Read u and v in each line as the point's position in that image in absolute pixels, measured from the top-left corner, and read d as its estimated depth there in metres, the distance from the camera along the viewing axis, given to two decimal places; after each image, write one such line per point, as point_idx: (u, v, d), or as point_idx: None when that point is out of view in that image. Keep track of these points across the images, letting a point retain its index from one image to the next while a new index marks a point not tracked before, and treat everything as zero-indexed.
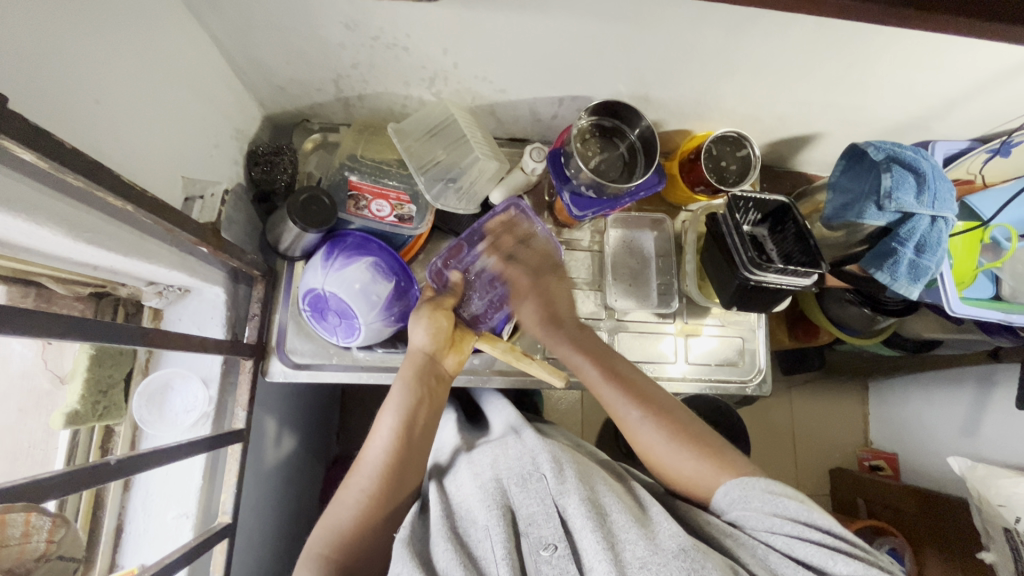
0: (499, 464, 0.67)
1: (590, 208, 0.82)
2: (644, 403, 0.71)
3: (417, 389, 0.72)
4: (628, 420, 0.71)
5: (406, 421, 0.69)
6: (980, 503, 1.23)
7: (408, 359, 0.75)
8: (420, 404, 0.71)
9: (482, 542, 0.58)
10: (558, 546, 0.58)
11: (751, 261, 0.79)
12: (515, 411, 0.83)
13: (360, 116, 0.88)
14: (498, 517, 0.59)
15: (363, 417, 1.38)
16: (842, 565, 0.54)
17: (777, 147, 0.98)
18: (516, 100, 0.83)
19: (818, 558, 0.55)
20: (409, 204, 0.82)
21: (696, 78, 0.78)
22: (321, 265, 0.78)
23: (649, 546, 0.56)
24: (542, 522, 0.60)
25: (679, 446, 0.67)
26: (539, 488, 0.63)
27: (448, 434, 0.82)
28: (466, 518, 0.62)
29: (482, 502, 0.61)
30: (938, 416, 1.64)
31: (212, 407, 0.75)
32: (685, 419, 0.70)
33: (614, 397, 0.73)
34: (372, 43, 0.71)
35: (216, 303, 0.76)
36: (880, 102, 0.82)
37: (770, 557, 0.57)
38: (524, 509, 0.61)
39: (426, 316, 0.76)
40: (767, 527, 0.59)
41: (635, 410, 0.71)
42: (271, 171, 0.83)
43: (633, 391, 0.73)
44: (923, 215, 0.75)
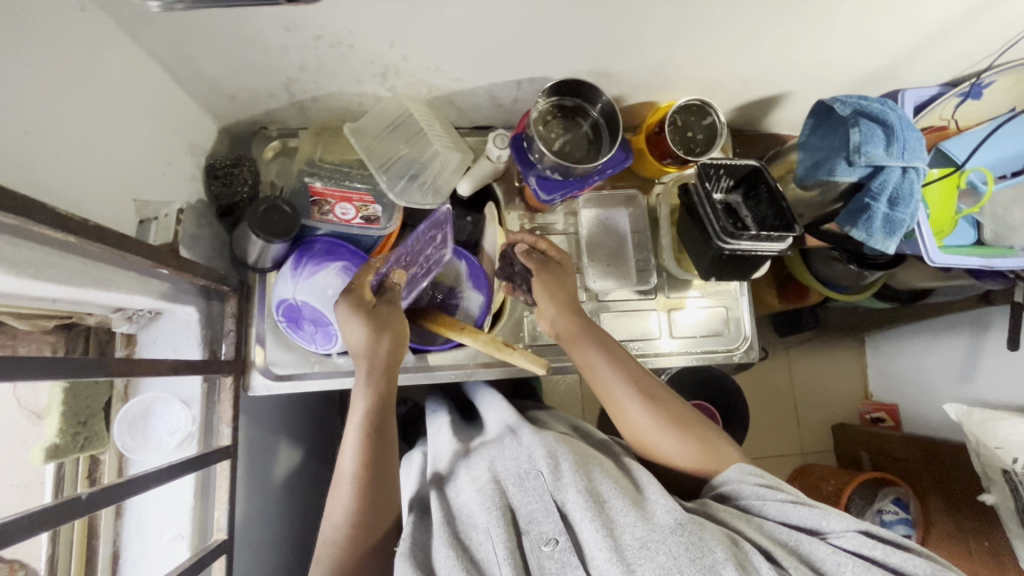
0: (496, 464, 0.67)
1: (557, 191, 0.81)
2: (653, 398, 0.73)
3: (377, 400, 0.69)
4: (637, 418, 0.73)
5: (369, 435, 0.66)
6: (978, 446, 1.24)
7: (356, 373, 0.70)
8: (379, 412, 0.68)
9: (484, 544, 0.58)
10: (560, 540, 0.58)
11: (723, 230, 0.78)
12: (509, 408, 0.83)
13: (318, 118, 0.86)
14: (498, 517, 0.59)
15: None
16: (834, 523, 0.60)
17: (748, 110, 0.96)
18: (473, 87, 0.81)
19: (812, 520, 0.61)
20: (373, 204, 0.80)
21: (654, 48, 0.75)
22: (290, 274, 0.76)
23: (646, 525, 0.58)
24: (542, 519, 0.60)
25: (680, 443, 0.72)
26: (537, 485, 0.63)
27: (443, 438, 0.78)
28: (467, 521, 0.61)
29: (482, 504, 0.61)
30: (935, 365, 1.64)
31: (196, 427, 0.75)
32: (686, 412, 0.74)
33: (626, 398, 0.73)
34: (316, 43, 0.68)
35: (190, 323, 0.76)
36: (845, 54, 0.79)
37: (768, 524, 0.62)
38: (524, 507, 0.61)
39: (371, 321, 0.70)
40: (758, 496, 0.65)
41: (649, 407, 0.73)
42: (230, 184, 0.82)
43: (644, 384, 0.74)
44: (894, 167, 0.74)
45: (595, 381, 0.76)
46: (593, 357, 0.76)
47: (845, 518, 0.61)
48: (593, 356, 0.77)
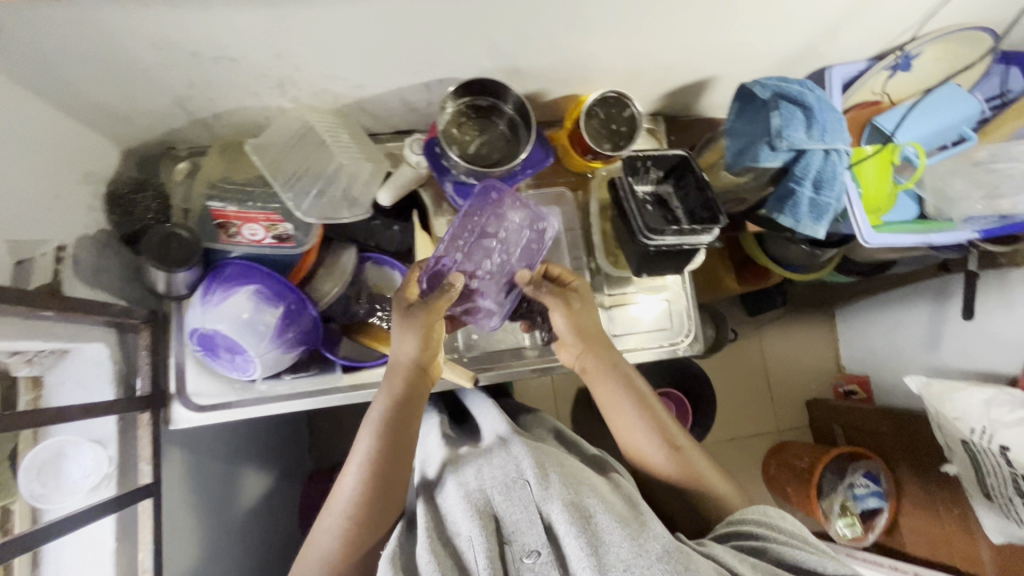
0: (484, 474, 0.69)
1: (475, 196, 0.78)
2: (658, 426, 0.78)
3: (400, 404, 0.72)
4: (641, 442, 0.78)
5: (383, 441, 0.70)
6: (938, 418, 1.23)
7: (394, 372, 0.73)
8: (400, 420, 0.71)
9: (468, 553, 0.61)
10: (541, 552, 0.61)
11: (646, 226, 0.76)
12: (503, 417, 0.83)
13: (226, 135, 0.82)
14: (480, 526, 0.62)
15: (332, 429, 1.37)
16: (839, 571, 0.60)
17: (677, 96, 0.93)
18: (380, 93, 0.77)
19: (817, 564, 0.61)
20: (282, 223, 0.76)
21: (560, 41, 0.72)
22: (200, 302, 0.74)
23: (634, 547, 0.57)
24: (526, 530, 0.63)
25: (674, 473, 0.77)
26: (522, 495, 0.65)
27: (432, 443, 0.83)
28: (453, 529, 0.64)
29: (467, 513, 0.63)
30: (900, 336, 1.63)
31: (113, 467, 0.73)
32: (688, 443, 0.79)
33: (633, 424, 0.78)
34: (196, 60, 0.64)
35: (99, 360, 0.73)
36: (763, 35, 0.76)
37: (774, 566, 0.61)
38: (509, 517, 0.64)
39: (420, 329, 0.72)
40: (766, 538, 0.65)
41: (648, 434, 0.78)
42: (132, 212, 0.79)
43: (652, 409, 0.79)
44: (815, 150, 0.72)
45: (602, 405, 0.81)
46: (609, 384, 0.80)
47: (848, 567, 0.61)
48: (612, 387, 0.80)
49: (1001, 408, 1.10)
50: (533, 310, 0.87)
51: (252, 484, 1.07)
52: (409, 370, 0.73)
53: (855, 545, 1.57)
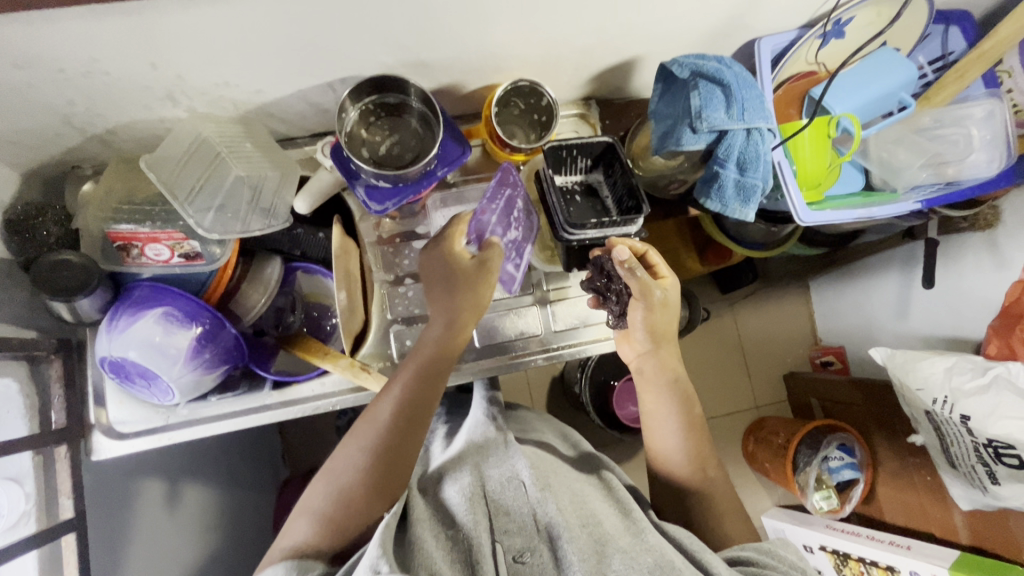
0: (487, 468, 0.70)
1: (389, 199, 0.75)
2: (693, 426, 0.76)
3: (424, 374, 0.69)
4: (669, 428, 0.76)
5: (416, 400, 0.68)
6: (901, 389, 1.22)
7: (425, 343, 0.71)
8: (428, 384, 0.69)
9: (465, 542, 0.60)
10: (534, 552, 0.60)
11: (568, 221, 0.72)
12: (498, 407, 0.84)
13: (129, 150, 0.79)
14: (474, 520, 0.62)
15: (301, 435, 1.35)
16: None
17: (606, 78, 0.89)
18: (282, 96, 0.74)
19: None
20: (188, 241, 0.72)
21: (461, 31, 0.68)
22: (105, 329, 0.71)
23: (628, 561, 0.58)
24: (515, 531, 0.62)
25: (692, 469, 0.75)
26: (517, 496, 0.65)
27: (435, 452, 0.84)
28: (452, 521, 0.64)
29: (465, 507, 0.64)
30: (871, 305, 1.61)
31: (31, 504, 0.69)
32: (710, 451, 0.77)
33: (667, 410, 0.77)
34: (65, 76, 0.60)
35: (10, 395, 0.69)
36: (679, 9, 0.72)
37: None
38: (503, 515, 0.64)
39: (462, 305, 0.71)
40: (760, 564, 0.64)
41: (685, 439, 0.76)
42: (33, 237, 0.74)
43: (689, 405, 0.77)
44: (737, 130, 0.69)
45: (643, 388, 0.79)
46: (665, 377, 0.77)
47: None
48: (662, 396, 0.77)
49: (962, 376, 1.08)
50: (607, 291, 0.77)
51: (212, 500, 1.06)
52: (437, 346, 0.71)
53: (832, 516, 1.55)
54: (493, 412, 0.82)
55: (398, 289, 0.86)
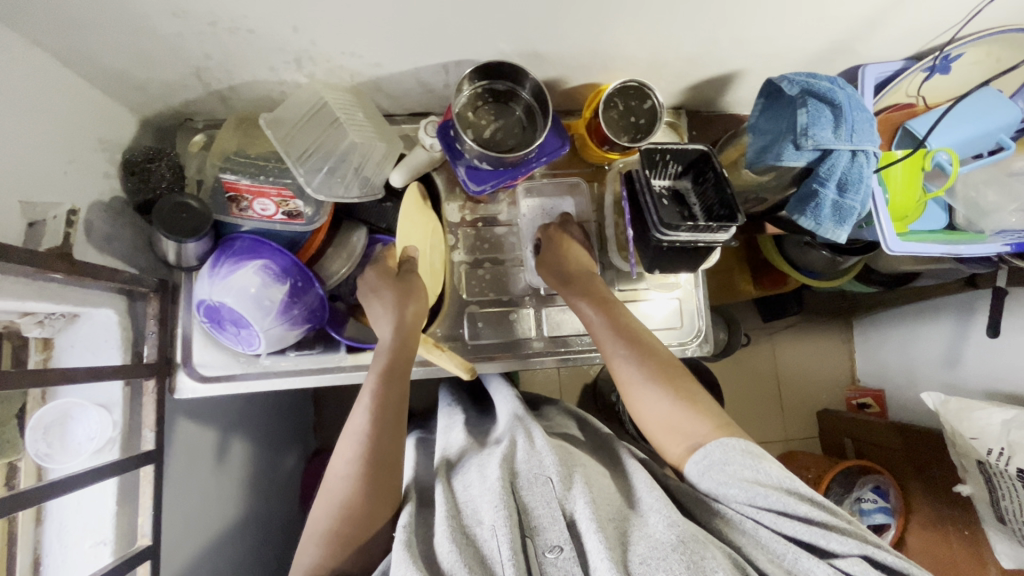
0: (515, 461, 0.67)
1: (488, 181, 0.77)
2: (663, 380, 0.70)
3: (388, 376, 0.71)
4: (631, 380, 0.72)
5: (382, 397, 0.70)
6: (953, 436, 1.20)
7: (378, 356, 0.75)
8: (389, 380, 0.71)
9: (488, 542, 0.57)
10: (564, 547, 0.57)
11: (661, 221, 0.73)
12: (519, 401, 0.84)
13: (242, 109, 0.82)
14: (504, 516, 0.58)
15: (339, 409, 1.38)
16: (840, 544, 0.55)
17: (702, 90, 0.90)
18: (397, 72, 0.76)
19: (811, 536, 0.56)
20: (294, 200, 0.76)
21: (583, 26, 0.70)
22: (208, 274, 0.74)
23: (649, 543, 0.57)
24: (549, 525, 0.60)
25: (663, 400, 0.69)
26: (545, 491, 0.63)
27: (455, 434, 0.81)
28: (472, 516, 0.61)
29: (489, 501, 0.61)
30: (918, 350, 1.58)
31: (117, 432, 0.74)
32: (686, 383, 0.71)
33: (627, 367, 0.72)
34: (212, 29, 0.64)
35: (109, 325, 0.73)
36: (793, 28, 0.73)
37: (760, 532, 0.58)
38: (533, 511, 0.61)
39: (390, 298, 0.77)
40: (750, 501, 0.58)
41: (659, 394, 0.69)
42: (147, 180, 0.78)
43: (657, 371, 0.71)
44: (843, 151, 0.69)
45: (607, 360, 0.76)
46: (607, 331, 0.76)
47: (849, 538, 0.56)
48: (615, 354, 0.74)
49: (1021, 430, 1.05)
50: None
51: (255, 458, 1.08)
52: (393, 345, 0.74)
53: None
54: (519, 413, 0.80)
55: (475, 272, 0.89)
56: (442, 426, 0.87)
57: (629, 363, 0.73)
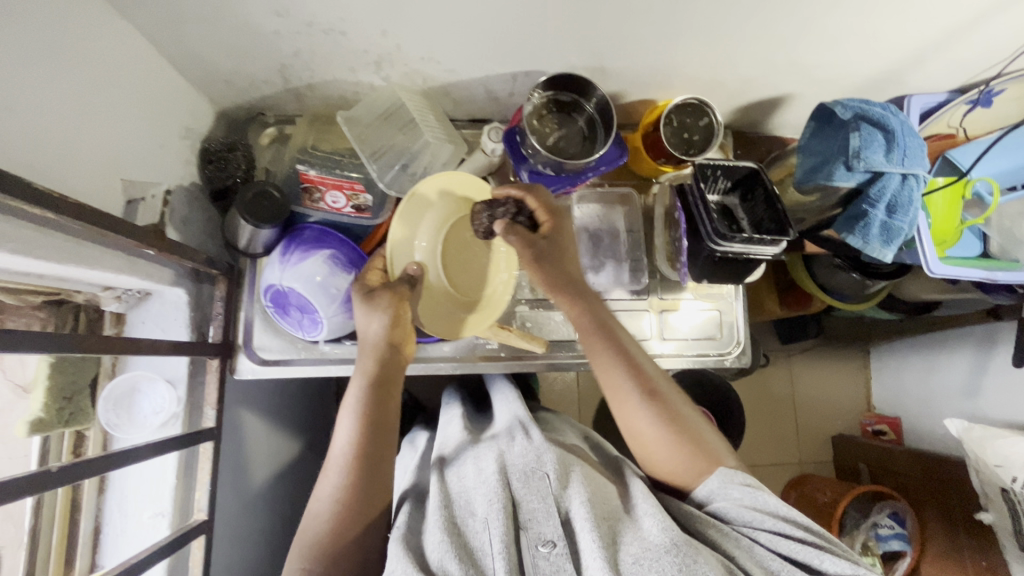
0: (507, 458, 0.68)
1: (549, 186, 0.80)
2: (678, 426, 0.69)
3: (372, 383, 0.70)
4: (630, 405, 0.71)
5: (369, 412, 0.68)
6: (978, 464, 1.20)
7: (364, 354, 0.73)
8: (377, 394, 0.69)
9: (480, 535, 0.59)
10: (557, 543, 0.59)
11: (716, 232, 0.76)
12: (520, 401, 0.82)
13: (314, 106, 0.86)
14: (498, 510, 0.60)
15: None
16: (830, 563, 0.57)
17: (750, 111, 0.94)
18: (468, 79, 0.80)
19: (805, 555, 0.58)
20: (363, 194, 0.81)
21: (652, 44, 0.74)
22: (279, 261, 0.77)
23: (642, 543, 0.57)
24: (542, 519, 0.61)
25: (675, 441, 0.69)
26: (540, 486, 0.64)
27: (453, 428, 0.80)
28: (465, 509, 0.63)
29: (483, 497, 0.62)
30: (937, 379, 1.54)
31: (180, 407, 0.76)
32: (697, 424, 0.71)
33: (620, 379, 0.71)
34: (308, 29, 0.68)
35: (178, 304, 0.77)
36: (848, 56, 0.77)
37: (756, 551, 0.60)
38: (526, 505, 0.62)
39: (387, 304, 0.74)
40: (748, 521, 0.62)
41: (675, 443, 0.69)
42: (224, 168, 0.82)
43: (664, 405, 0.71)
44: (894, 174, 0.73)
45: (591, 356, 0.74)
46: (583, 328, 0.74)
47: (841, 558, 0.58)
48: (609, 363, 0.72)
49: None
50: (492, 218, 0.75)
51: (286, 451, 1.08)
52: (379, 351, 0.72)
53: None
54: (517, 410, 0.79)
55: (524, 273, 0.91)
56: (441, 420, 0.86)
57: (643, 412, 0.70)
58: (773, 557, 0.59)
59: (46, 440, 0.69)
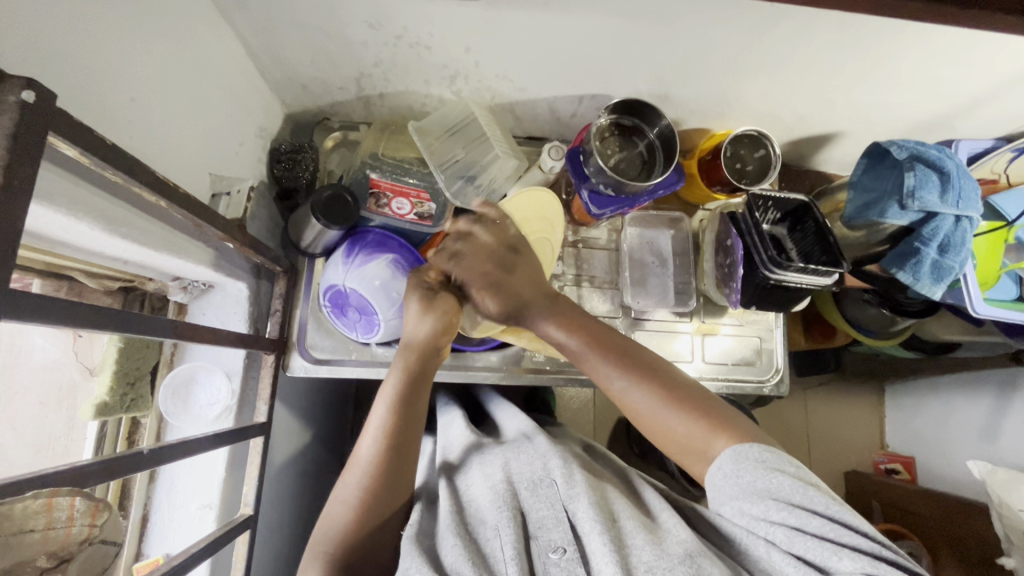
0: (511, 467, 0.66)
1: (608, 207, 0.82)
2: (681, 397, 0.64)
3: (411, 378, 0.69)
4: (612, 388, 0.68)
5: (401, 408, 0.67)
6: (999, 507, 1.07)
7: (404, 349, 0.72)
8: (410, 393, 0.68)
9: (491, 542, 0.57)
10: (567, 549, 0.56)
11: (771, 260, 0.78)
12: (527, 418, 0.81)
13: (381, 114, 0.89)
14: (508, 517, 0.58)
15: None
16: (846, 561, 0.48)
17: (799, 146, 0.97)
18: (536, 98, 0.83)
19: (819, 555, 0.50)
20: (429, 202, 0.84)
21: (719, 76, 0.77)
22: (343, 262, 0.79)
23: (656, 551, 0.54)
24: (552, 526, 0.58)
25: (674, 411, 0.63)
26: (549, 493, 0.61)
27: (455, 432, 0.79)
28: (476, 517, 0.61)
29: (493, 503, 0.60)
30: (953, 420, 1.40)
31: (234, 400, 0.76)
32: (693, 388, 0.65)
33: (599, 366, 0.69)
34: (395, 42, 0.71)
35: (239, 298, 0.77)
36: (904, 99, 0.81)
37: (773, 555, 0.53)
38: (534, 513, 0.60)
39: (438, 310, 0.73)
40: (764, 516, 0.53)
41: (675, 414, 0.63)
42: (293, 168, 0.84)
43: (656, 376, 0.66)
44: (948, 215, 0.75)
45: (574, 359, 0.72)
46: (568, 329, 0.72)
47: (861, 554, 0.49)
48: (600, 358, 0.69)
49: None
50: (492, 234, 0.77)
51: (313, 453, 1.07)
52: (421, 348, 0.71)
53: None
54: (523, 428, 0.77)
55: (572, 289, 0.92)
56: (441, 422, 0.85)
57: (630, 392, 0.66)
58: (791, 562, 0.51)
59: (104, 424, 0.71)
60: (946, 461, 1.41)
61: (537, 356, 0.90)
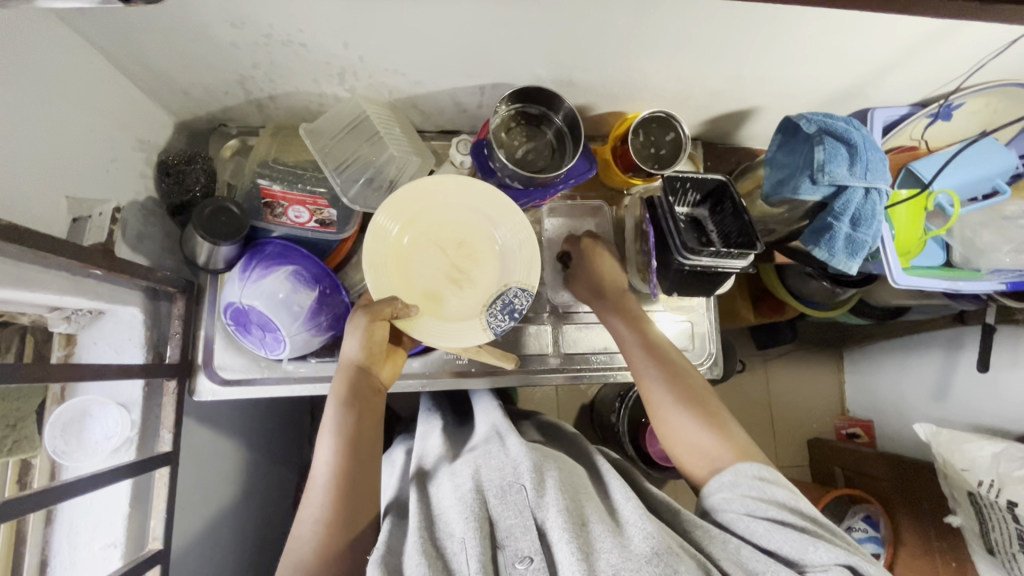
0: (480, 473, 0.63)
1: (518, 199, 0.80)
2: (705, 417, 0.71)
3: (352, 407, 0.68)
4: (658, 399, 0.74)
5: (349, 437, 0.66)
6: (944, 467, 1.07)
7: (339, 375, 0.70)
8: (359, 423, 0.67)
9: (457, 555, 0.54)
10: (535, 558, 0.55)
11: (684, 246, 0.76)
12: (502, 413, 0.79)
13: (278, 117, 0.84)
14: (474, 529, 0.56)
15: None
16: (821, 553, 0.56)
17: (720, 124, 0.95)
18: (435, 91, 0.80)
19: (798, 548, 0.57)
20: (328, 209, 0.80)
21: (618, 59, 0.74)
22: (239, 277, 0.76)
23: (624, 553, 0.53)
24: (520, 534, 0.57)
25: (700, 428, 0.70)
26: (518, 500, 0.59)
27: (432, 440, 0.77)
28: (444, 528, 0.58)
29: (461, 514, 0.57)
30: (906, 381, 1.41)
31: (134, 432, 0.73)
32: (719, 410, 0.72)
33: (652, 373, 0.75)
34: (266, 40, 0.66)
35: (134, 324, 0.73)
36: (810, 71, 0.78)
37: (743, 551, 0.58)
38: (502, 521, 0.58)
39: (362, 327, 0.69)
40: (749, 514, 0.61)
41: (695, 428, 0.70)
42: (181, 182, 0.78)
43: (694, 402, 0.72)
44: (857, 187, 0.74)
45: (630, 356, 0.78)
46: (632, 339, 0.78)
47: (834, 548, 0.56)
48: (654, 385, 0.74)
49: (1012, 463, 0.94)
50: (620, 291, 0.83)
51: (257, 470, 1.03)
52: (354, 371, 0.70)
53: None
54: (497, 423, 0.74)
55: None
56: (419, 433, 0.82)
57: (671, 404, 0.73)
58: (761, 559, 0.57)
59: None
60: (901, 425, 1.42)
61: (460, 359, 0.87)
